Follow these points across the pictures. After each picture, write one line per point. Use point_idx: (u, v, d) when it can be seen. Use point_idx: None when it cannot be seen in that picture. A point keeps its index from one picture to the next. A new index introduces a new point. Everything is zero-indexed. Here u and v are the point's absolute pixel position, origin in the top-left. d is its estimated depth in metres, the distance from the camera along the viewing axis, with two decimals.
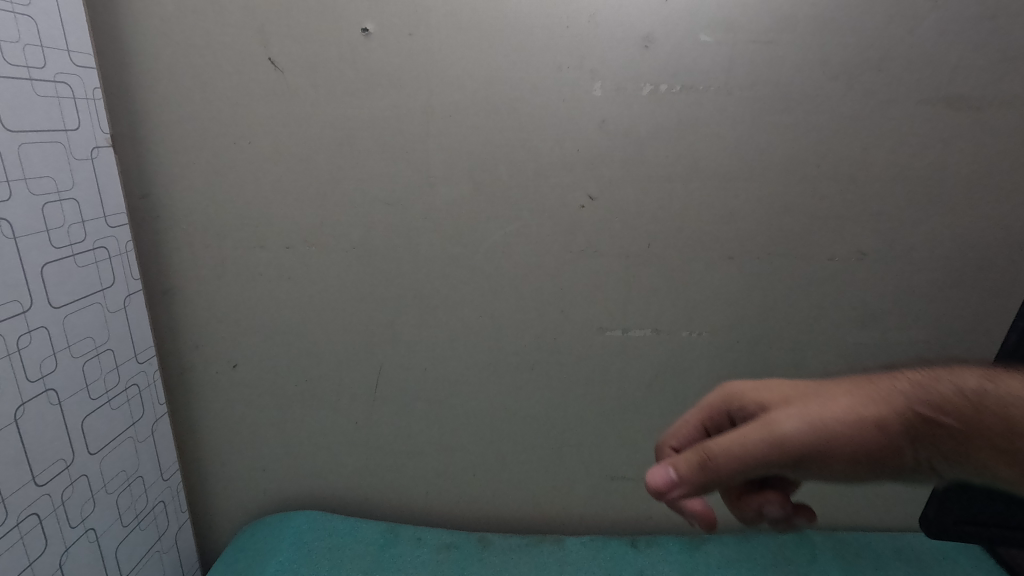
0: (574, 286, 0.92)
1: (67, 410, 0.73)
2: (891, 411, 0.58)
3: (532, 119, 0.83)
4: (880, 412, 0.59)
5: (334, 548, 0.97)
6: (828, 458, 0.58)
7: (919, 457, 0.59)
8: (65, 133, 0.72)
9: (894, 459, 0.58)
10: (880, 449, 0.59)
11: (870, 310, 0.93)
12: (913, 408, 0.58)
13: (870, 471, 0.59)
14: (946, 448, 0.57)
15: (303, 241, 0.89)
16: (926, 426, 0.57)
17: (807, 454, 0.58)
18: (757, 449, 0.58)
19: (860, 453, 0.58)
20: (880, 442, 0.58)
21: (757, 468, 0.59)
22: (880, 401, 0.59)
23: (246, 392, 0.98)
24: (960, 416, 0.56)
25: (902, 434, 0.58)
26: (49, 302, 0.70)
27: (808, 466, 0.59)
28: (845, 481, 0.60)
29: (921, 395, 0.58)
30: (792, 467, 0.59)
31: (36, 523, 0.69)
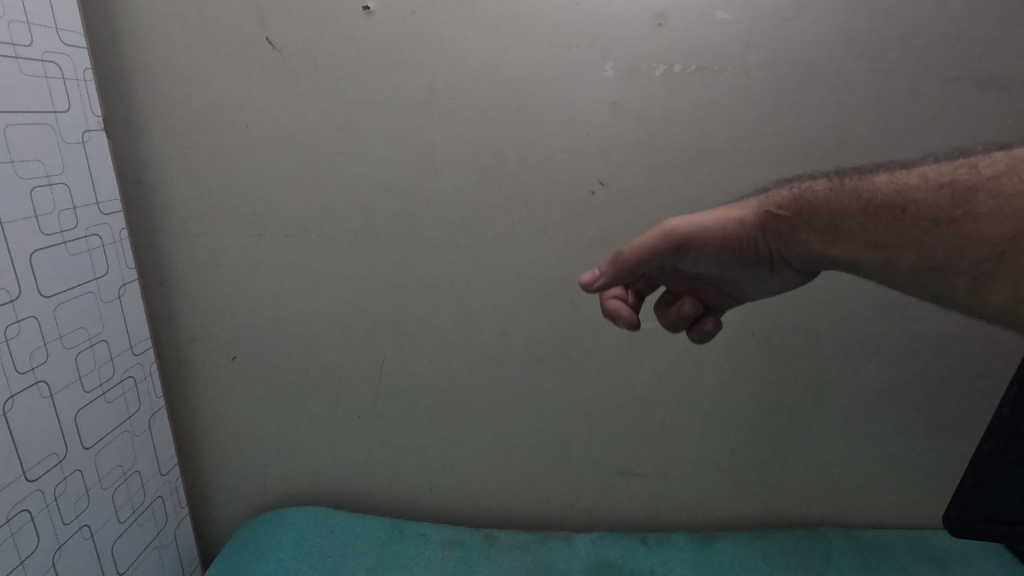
0: (584, 276, 0.89)
1: (59, 403, 0.71)
2: (775, 209, 0.64)
3: (540, 101, 0.80)
4: (770, 206, 0.65)
5: (337, 545, 0.95)
6: (713, 251, 0.67)
7: (770, 251, 0.65)
8: (54, 115, 0.69)
9: (777, 245, 0.64)
10: (763, 247, 0.65)
11: (890, 300, 0.90)
12: (795, 204, 0.63)
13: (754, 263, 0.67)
14: (779, 235, 0.64)
15: (303, 229, 0.86)
16: (803, 222, 0.62)
17: (695, 242, 0.66)
18: (653, 247, 0.67)
19: (742, 240, 0.66)
20: (766, 234, 0.64)
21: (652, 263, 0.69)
22: (772, 197, 0.66)
23: (246, 385, 0.95)
24: (790, 208, 0.63)
25: (761, 225, 0.65)
26: (38, 291, 0.67)
27: (694, 255, 0.68)
28: (727, 269, 0.69)
29: (801, 195, 0.64)
30: (681, 254, 0.68)
31: (27, 520, 0.67)
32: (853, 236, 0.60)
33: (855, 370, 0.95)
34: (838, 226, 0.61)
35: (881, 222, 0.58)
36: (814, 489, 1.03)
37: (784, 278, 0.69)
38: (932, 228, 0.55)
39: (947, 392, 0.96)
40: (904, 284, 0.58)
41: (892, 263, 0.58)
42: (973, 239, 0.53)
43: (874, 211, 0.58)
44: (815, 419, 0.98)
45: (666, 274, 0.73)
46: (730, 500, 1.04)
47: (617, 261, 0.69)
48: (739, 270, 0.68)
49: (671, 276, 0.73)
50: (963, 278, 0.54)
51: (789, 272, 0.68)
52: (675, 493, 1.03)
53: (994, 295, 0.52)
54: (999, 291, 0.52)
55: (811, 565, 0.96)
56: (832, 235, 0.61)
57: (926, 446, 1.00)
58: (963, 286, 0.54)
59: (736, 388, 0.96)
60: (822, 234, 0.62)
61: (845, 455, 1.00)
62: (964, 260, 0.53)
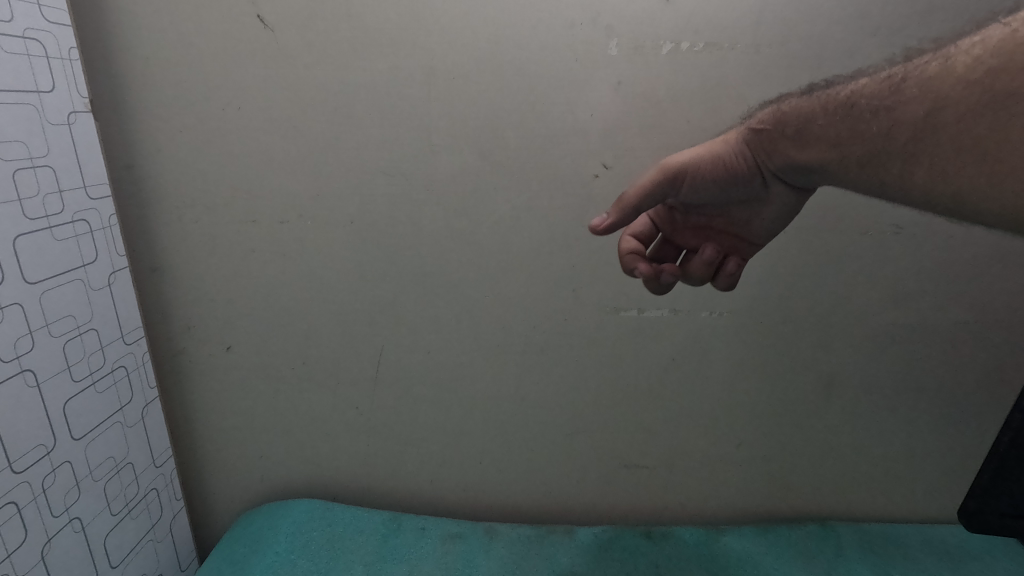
0: (587, 263, 0.86)
1: (46, 393, 0.69)
2: (756, 127, 0.68)
3: (542, 81, 0.77)
4: (753, 127, 0.68)
5: (334, 538, 0.93)
6: (706, 175, 0.70)
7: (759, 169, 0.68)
8: (37, 95, 0.66)
9: (762, 160, 0.67)
10: (750, 165, 0.68)
11: (904, 288, 0.87)
12: (770, 120, 0.67)
13: (745, 185, 0.69)
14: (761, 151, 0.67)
15: (298, 215, 0.84)
16: (778, 132, 0.65)
17: (688, 168, 0.69)
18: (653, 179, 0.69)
19: (729, 162, 0.68)
20: (751, 151, 0.68)
21: (654, 198, 0.70)
22: (754, 120, 0.69)
23: (241, 376, 0.93)
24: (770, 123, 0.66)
25: (747, 143, 0.68)
26: (23, 278, 0.65)
27: (688, 182, 0.70)
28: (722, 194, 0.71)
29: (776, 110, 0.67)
30: (675, 188, 0.70)
31: (14, 513, 0.65)
32: (818, 140, 0.62)
33: (866, 360, 0.92)
34: (808, 131, 0.63)
35: (836, 121, 0.60)
36: (823, 482, 1.01)
37: (776, 201, 0.70)
38: (873, 118, 0.57)
39: (961, 382, 0.93)
40: (858, 182, 0.60)
41: (847, 160, 0.60)
42: (905, 124, 0.54)
43: (832, 112, 0.61)
44: (825, 411, 0.95)
45: (673, 221, 0.75)
46: (736, 493, 1.01)
47: (620, 204, 0.69)
48: (732, 194, 0.70)
49: (680, 231, 0.75)
50: (899, 163, 0.55)
51: (780, 192, 0.69)
52: (680, 486, 1.01)
53: (922, 175, 0.54)
54: (925, 171, 0.53)
55: (820, 560, 0.94)
56: (802, 141, 0.63)
57: (937, 438, 0.97)
58: (901, 172, 0.56)
59: (743, 379, 0.93)
60: (795, 141, 0.64)
61: (855, 447, 0.98)
62: (898, 144, 0.55)
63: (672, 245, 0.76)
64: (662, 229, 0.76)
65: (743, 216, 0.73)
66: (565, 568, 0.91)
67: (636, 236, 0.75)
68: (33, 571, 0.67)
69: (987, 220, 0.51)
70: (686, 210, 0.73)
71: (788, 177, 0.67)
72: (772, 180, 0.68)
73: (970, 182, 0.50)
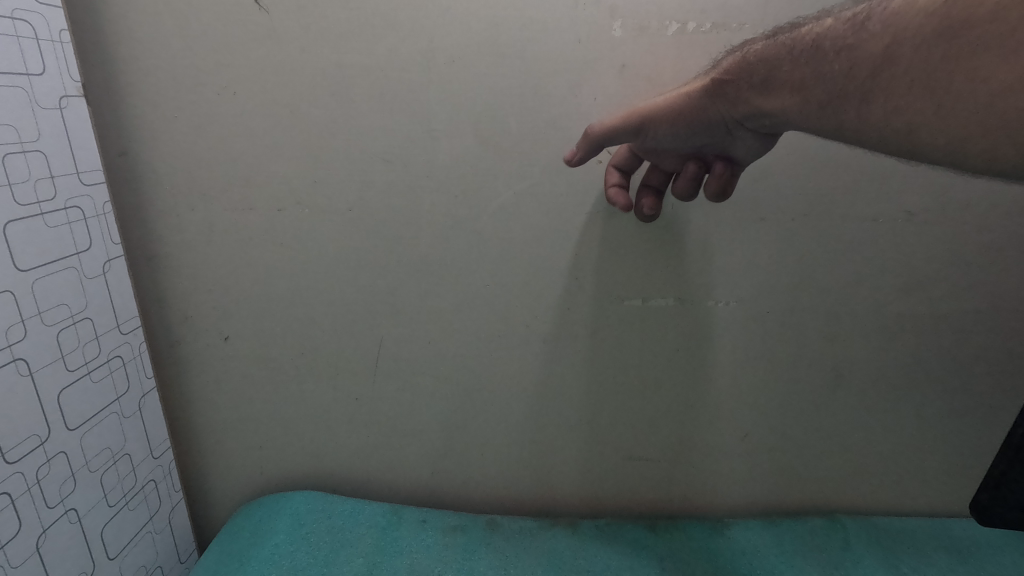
0: (589, 252, 0.84)
1: (40, 382, 0.67)
2: (720, 74, 0.64)
3: (544, 63, 0.75)
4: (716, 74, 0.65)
5: (334, 531, 0.92)
6: (669, 125, 0.68)
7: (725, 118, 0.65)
8: (28, 78, 0.64)
9: (725, 108, 0.64)
10: (715, 115, 0.65)
11: (915, 276, 0.85)
12: (733, 65, 0.63)
13: (711, 133, 0.67)
14: (723, 100, 0.64)
15: (296, 203, 0.82)
16: (740, 79, 0.62)
17: (651, 121, 0.69)
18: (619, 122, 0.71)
19: (690, 112, 0.66)
20: (713, 102, 0.64)
21: (620, 139, 0.72)
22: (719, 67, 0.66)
23: (240, 367, 0.92)
24: (732, 70, 0.63)
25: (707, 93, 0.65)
26: (15, 265, 0.64)
27: (655, 132, 0.70)
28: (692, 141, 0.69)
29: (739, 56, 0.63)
30: (641, 134, 0.70)
31: (9, 504, 0.63)
32: (781, 86, 0.58)
33: (876, 351, 0.90)
34: (771, 77, 0.59)
35: (800, 66, 0.56)
36: (830, 475, 0.99)
37: (749, 142, 0.68)
38: (834, 61, 0.53)
39: (973, 373, 0.91)
40: (817, 126, 0.57)
41: (807, 104, 0.57)
42: (863, 63, 0.51)
43: (796, 56, 0.57)
44: (833, 403, 0.94)
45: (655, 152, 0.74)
46: (742, 486, 1.00)
47: (589, 137, 0.73)
48: (702, 143, 0.69)
49: (664, 156, 0.74)
50: (857, 104, 0.52)
51: (750, 136, 0.67)
52: (685, 478, 0.99)
53: (879, 113, 0.51)
54: (880, 109, 0.51)
55: (827, 554, 0.92)
56: (763, 87, 0.60)
57: (948, 430, 0.95)
58: (858, 112, 0.53)
59: (750, 370, 0.91)
60: (757, 88, 0.60)
61: (864, 439, 0.96)
62: (856, 84, 0.52)
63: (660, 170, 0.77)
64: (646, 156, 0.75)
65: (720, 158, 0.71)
66: (567, 561, 0.90)
67: (621, 169, 0.77)
68: (30, 561, 0.66)
69: (939, 160, 0.51)
70: (662, 149, 0.73)
71: (752, 125, 0.64)
72: (737, 128, 0.65)
73: (920, 116, 0.49)
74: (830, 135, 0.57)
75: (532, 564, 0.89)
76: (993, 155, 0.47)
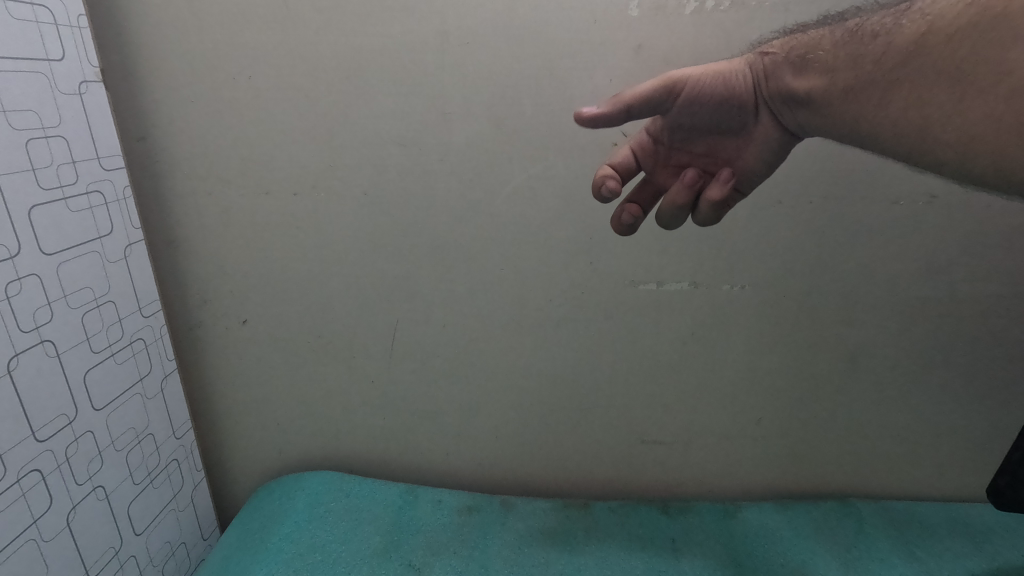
0: (604, 236, 0.84)
1: (67, 362, 0.69)
2: (766, 51, 0.65)
3: (560, 43, 0.74)
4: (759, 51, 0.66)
5: (352, 509, 0.94)
6: (704, 90, 0.66)
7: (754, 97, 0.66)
8: (48, 63, 0.65)
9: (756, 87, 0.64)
10: (750, 88, 0.64)
11: (936, 260, 0.84)
12: (779, 45, 0.64)
13: (732, 117, 0.66)
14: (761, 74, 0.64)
15: (312, 186, 0.83)
16: (783, 56, 0.62)
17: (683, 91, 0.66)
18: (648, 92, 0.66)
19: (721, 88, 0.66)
20: (753, 75, 0.64)
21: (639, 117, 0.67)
22: (764, 44, 0.66)
23: (258, 350, 0.93)
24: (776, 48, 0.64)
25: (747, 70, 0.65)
26: (40, 248, 0.65)
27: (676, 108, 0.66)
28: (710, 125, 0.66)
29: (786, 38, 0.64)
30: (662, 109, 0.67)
31: (39, 480, 0.65)
32: (816, 68, 0.60)
33: (893, 335, 0.89)
34: (811, 57, 0.60)
35: (843, 45, 0.58)
36: (845, 458, 0.99)
37: (764, 136, 0.67)
38: (871, 43, 0.56)
39: (992, 358, 0.90)
40: (841, 116, 0.59)
41: (837, 86, 0.58)
42: (897, 49, 0.54)
43: (838, 38, 0.58)
44: (849, 388, 0.93)
45: (656, 154, 0.69)
46: (755, 469, 1.00)
47: (613, 100, 0.67)
48: (721, 125, 0.66)
49: (661, 169, 0.69)
50: (880, 91, 0.55)
51: (770, 126, 0.66)
52: (697, 461, 1.00)
53: (899, 103, 0.54)
54: (901, 99, 0.54)
55: (840, 537, 0.92)
56: (801, 66, 0.61)
57: (966, 415, 0.95)
58: (879, 100, 0.55)
59: (765, 353, 0.91)
60: (795, 66, 0.61)
61: (879, 424, 0.96)
62: (884, 69, 0.55)
63: (650, 187, 0.71)
64: (642, 165, 0.70)
65: (728, 156, 0.68)
66: (581, 542, 0.91)
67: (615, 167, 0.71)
68: (61, 536, 0.69)
69: (942, 159, 0.54)
70: (668, 144, 0.68)
71: (781, 108, 0.64)
72: (764, 109, 0.64)
73: (938, 107, 0.52)
74: (844, 125, 0.60)
75: (546, 543, 0.90)
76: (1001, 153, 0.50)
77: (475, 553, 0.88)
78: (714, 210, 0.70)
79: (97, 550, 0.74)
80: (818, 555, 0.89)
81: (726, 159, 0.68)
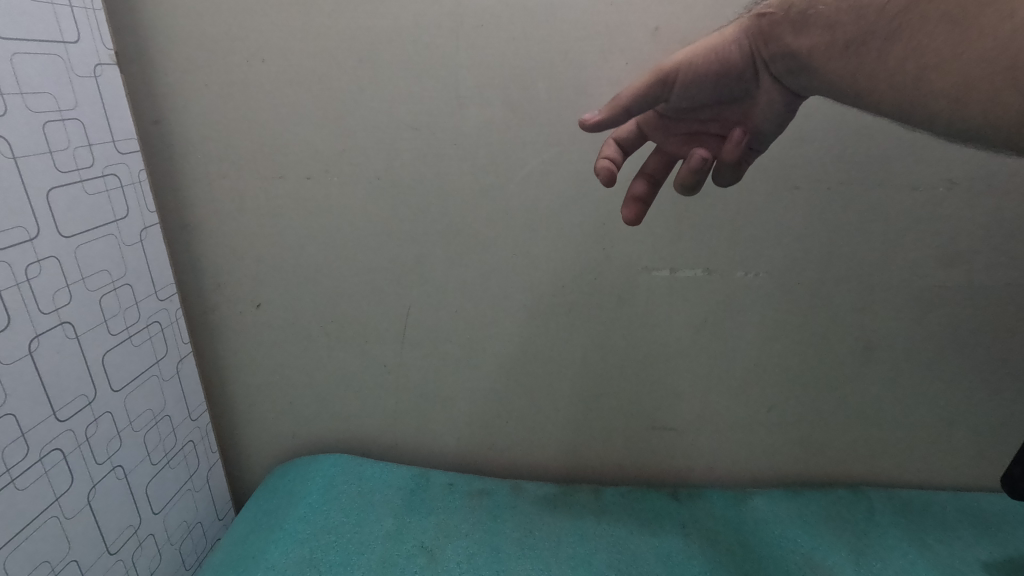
0: (618, 222, 0.83)
1: (85, 344, 0.70)
2: (762, 12, 0.57)
3: (575, 25, 0.73)
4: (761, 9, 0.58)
5: (363, 492, 0.95)
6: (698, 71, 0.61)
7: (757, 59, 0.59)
8: (63, 45, 0.65)
9: (758, 46, 0.58)
10: (745, 57, 0.59)
11: (954, 247, 0.83)
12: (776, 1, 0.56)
13: (733, 83, 0.61)
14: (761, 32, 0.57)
15: (325, 171, 0.83)
16: (781, 13, 0.55)
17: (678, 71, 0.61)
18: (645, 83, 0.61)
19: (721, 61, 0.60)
20: (746, 42, 0.59)
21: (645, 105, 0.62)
22: (759, 5, 0.59)
23: (271, 334, 0.94)
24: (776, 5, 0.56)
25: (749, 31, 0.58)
26: (58, 231, 0.65)
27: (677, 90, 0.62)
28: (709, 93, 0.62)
29: None
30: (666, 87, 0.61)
31: (60, 459, 0.66)
32: (815, 24, 0.53)
33: (909, 323, 0.89)
34: (812, 13, 0.53)
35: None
36: (856, 447, 0.99)
37: (767, 98, 0.61)
38: None
39: (1009, 347, 0.90)
40: (840, 71, 0.53)
41: (836, 43, 0.52)
42: None
43: None
44: (862, 376, 0.93)
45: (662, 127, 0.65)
46: (765, 456, 1.00)
47: (611, 104, 0.63)
48: (722, 95, 0.62)
49: (669, 138, 0.66)
50: (880, 42, 0.49)
51: (772, 88, 0.60)
52: (707, 447, 1.00)
53: (899, 55, 0.49)
54: (900, 51, 0.48)
55: (851, 525, 0.92)
56: (800, 23, 0.54)
57: (980, 405, 0.94)
58: (879, 52, 0.50)
59: (778, 340, 0.91)
60: (795, 24, 0.54)
61: (892, 413, 0.95)
62: (887, 20, 0.49)
63: (661, 155, 0.66)
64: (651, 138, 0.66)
65: (735, 118, 0.63)
66: (591, 526, 0.92)
67: (619, 142, 0.66)
68: (82, 513, 0.70)
69: (936, 114, 0.49)
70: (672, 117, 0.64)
71: (779, 71, 0.58)
72: (762, 72, 0.59)
73: (938, 54, 0.47)
74: (838, 83, 0.54)
75: (556, 527, 0.91)
76: (991, 104, 0.45)
77: (486, 536, 0.89)
78: (734, 172, 0.65)
79: (117, 528, 0.75)
80: (827, 542, 0.89)
81: (737, 121, 0.63)
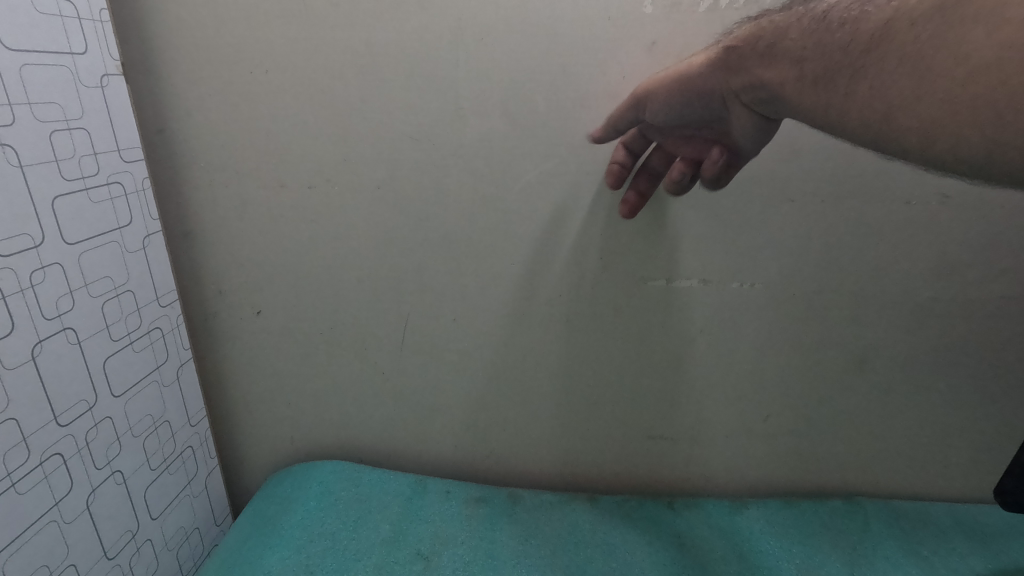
0: (615, 233, 0.84)
1: (88, 350, 0.71)
2: (733, 43, 0.63)
3: (573, 40, 0.74)
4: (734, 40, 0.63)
5: (361, 498, 0.95)
6: (668, 96, 0.69)
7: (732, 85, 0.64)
8: (71, 57, 0.66)
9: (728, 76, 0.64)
10: (717, 84, 0.65)
11: (948, 260, 0.84)
12: (748, 34, 0.61)
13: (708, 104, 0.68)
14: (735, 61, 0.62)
15: (327, 180, 0.84)
16: (749, 47, 0.60)
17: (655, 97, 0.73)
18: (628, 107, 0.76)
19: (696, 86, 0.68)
20: (717, 70, 0.65)
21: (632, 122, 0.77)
22: (735, 35, 0.64)
23: (272, 340, 0.95)
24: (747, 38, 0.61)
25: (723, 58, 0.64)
26: (62, 239, 0.66)
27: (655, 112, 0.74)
28: (694, 110, 0.70)
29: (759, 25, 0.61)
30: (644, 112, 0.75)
31: (60, 464, 0.67)
32: (783, 58, 0.56)
33: (903, 334, 0.89)
34: (777, 46, 0.57)
35: (810, 37, 0.53)
36: (852, 457, 0.99)
37: (740, 122, 0.68)
38: (834, 32, 0.51)
39: (1003, 359, 0.90)
40: (812, 105, 0.54)
41: (805, 76, 0.54)
42: (863, 33, 0.49)
43: (803, 27, 0.55)
44: (857, 386, 0.93)
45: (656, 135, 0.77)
46: (761, 466, 1.01)
47: (606, 122, 0.78)
48: (700, 115, 0.70)
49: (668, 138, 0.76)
50: (845, 78, 0.50)
51: (743, 114, 0.66)
52: (704, 456, 1.00)
53: (863, 92, 0.49)
54: (864, 87, 0.49)
55: (846, 535, 0.93)
56: (767, 56, 0.58)
57: (975, 416, 0.95)
58: (845, 88, 0.50)
59: (774, 350, 0.91)
60: (762, 57, 0.59)
61: (887, 424, 0.96)
62: (849, 54, 0.50)
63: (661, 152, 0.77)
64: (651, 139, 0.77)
65: (721, 132, 0.71)
66: (587, 534, 0.92)
67: (625, 146, 0.78)
68: (80, 518, 0.71)
69: (908, 150, 0.48)
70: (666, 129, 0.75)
71: (749, 100, 0.63)
72: (732, 100, 0.65)
73: (900, 93, 0.47)
74: (813, 117, 0.55)
75: (553, 535, 0.92)
76: (958, 141, 0.44)
77: (482, 543, 0.89)
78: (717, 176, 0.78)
79: (115, 533, 0.76)
80: (823, 552, 0.89)
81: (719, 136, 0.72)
